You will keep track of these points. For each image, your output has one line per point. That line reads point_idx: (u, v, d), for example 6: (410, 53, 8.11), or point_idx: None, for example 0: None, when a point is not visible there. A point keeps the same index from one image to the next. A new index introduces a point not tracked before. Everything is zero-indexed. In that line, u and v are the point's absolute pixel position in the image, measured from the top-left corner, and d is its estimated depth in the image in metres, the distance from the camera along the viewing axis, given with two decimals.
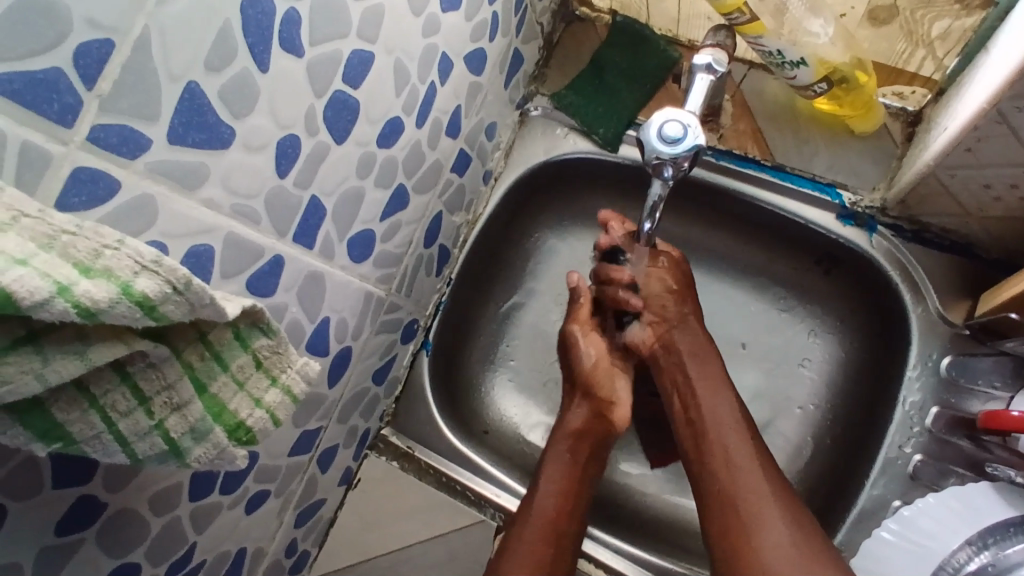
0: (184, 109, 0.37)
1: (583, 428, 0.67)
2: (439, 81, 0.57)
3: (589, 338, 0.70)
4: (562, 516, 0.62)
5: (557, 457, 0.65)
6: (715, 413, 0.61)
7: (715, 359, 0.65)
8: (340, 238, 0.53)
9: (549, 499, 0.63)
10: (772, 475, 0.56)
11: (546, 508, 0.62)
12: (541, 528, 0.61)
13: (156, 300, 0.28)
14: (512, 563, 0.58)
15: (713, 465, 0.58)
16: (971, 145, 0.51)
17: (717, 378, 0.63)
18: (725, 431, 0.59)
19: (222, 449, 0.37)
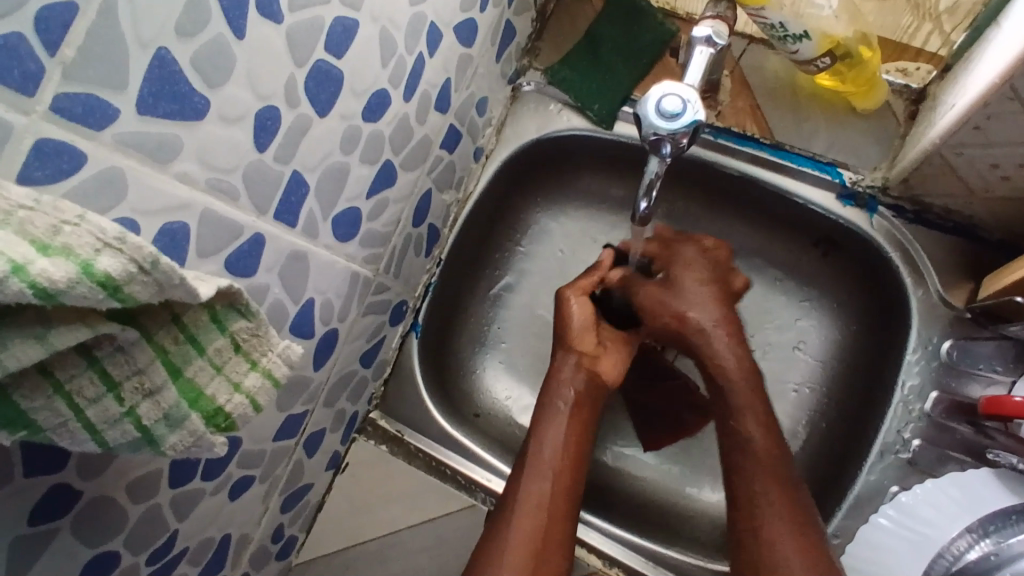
0: (154, 77, 0.34)
1: (572, 378, 0.63)
2: (428, 53, 0.55)
3: (580, 303, 0.67)
4: (561, 466, 0.59)
5: (551, 406, 0.61)
6: (755, 463, 0.58)
7: (758, 405, 0.61)
8: (324, 217, 0.51)
9: (547, 449, 0.59)
10: (805, 517, 0.55)
11: (543, 461, 0.59)
12: (541, 480, 0.58)
13: (120, 280, 0.26)
14: (512, 519, 0.56)
15: (745, 519, 0.56)
16: (981, 122, 0.49)
17: (757, 424, 0.60)
18: (761, 482, 0.57)
19: (200, 436, 0.35)
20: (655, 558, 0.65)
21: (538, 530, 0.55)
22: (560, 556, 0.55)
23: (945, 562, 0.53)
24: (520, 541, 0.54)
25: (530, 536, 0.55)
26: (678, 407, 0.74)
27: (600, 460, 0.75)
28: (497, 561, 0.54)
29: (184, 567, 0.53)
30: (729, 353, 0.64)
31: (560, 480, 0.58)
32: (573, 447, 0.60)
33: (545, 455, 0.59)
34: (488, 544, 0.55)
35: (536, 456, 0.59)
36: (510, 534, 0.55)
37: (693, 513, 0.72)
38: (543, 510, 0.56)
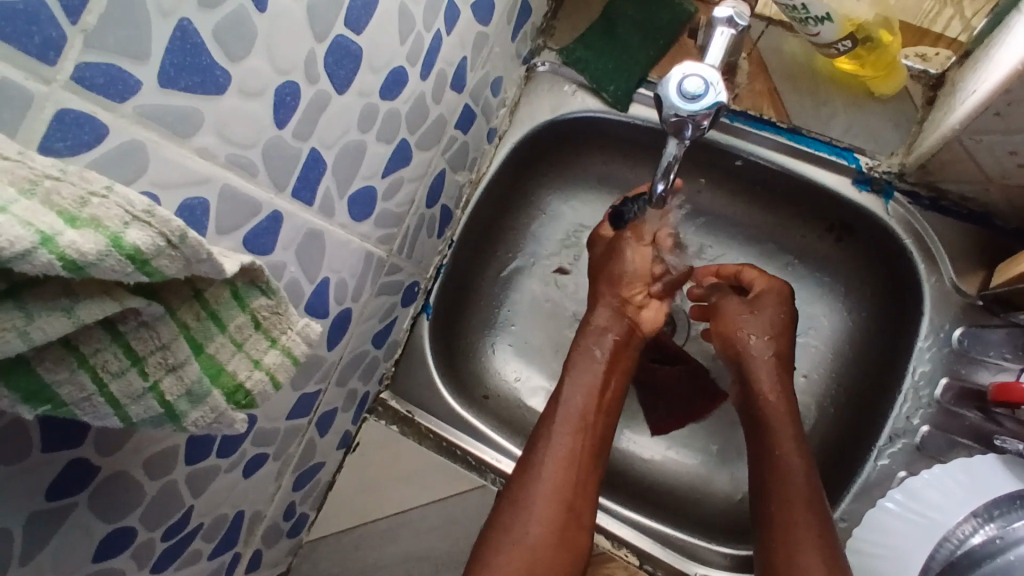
0: (175, 48, 0.34)
1: (611, 325, 0.64)
2: (445, 30, 0.54)
3: (637, 249, 0.66)
4: (591, 413, 0.60)
5: (587, 353, 0.63)
6: (788, 490, 0.58)
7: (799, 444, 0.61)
8: (340, 195, 0.51)
9: (579, 397, 0.60)
10: (824, 527, 0.56)
11: (576, 409, 0.60)
12: (573, 427, 0.59)
13: (149, 254, 0.26)
14: (543, 463, 0.57)
15: (778, 546, 0.56)
16: (1002, 109, 0.49)
17: (796, 458, 0.60)
18: (794, 511, 0.57)
19: (221, 412, 0.35)
20: (662, 539, 0.65)
21: (567, 478, 0.57)
22: (585, 505, 0.57)
23: (948, 546, 0.54)
24: (549, 490, 0.56)
25: (559, 484, 0.56)
26: (686, 393, 0.74)
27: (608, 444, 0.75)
28: (526, 508, 0.56)
29: (198, 544, 0.54)
30: (770, 388, 0.64)
31: (591, 429, 0.59)
32: (605, 398, 0.61)
33: (578, 403, 0.60)
34: (517, 492, 0.57)
35: (569, 404, 0.60)
36: (538, 480, 0.57)
37: (700, 496, 0.72)
38: (574, 458, 0.58)
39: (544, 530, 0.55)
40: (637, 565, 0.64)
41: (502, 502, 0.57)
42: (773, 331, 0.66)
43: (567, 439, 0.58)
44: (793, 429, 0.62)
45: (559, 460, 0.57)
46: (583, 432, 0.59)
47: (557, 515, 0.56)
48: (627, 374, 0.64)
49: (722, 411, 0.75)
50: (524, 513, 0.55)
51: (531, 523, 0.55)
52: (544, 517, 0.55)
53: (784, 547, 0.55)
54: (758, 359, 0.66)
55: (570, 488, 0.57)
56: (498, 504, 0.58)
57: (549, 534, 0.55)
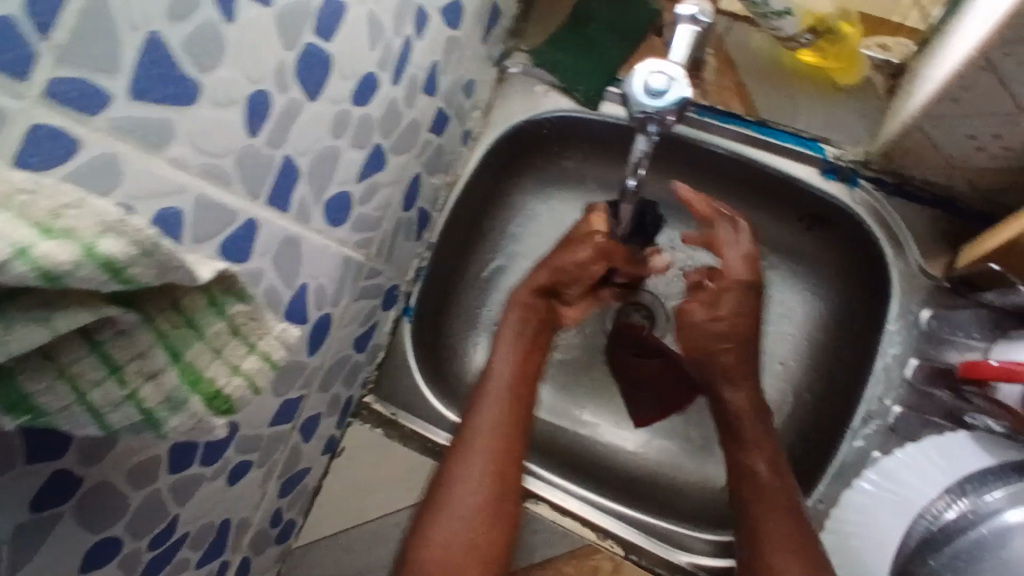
0: (146, 61, 0.34)
1: (531, 307, 0.68)
2: (415, 35, 0.55)
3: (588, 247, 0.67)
4: (513, 380, 0.64)
5: (510, 328, 0.67)
6: (762, 492, 0.59)
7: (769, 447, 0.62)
8: (316, 201, 0.51)
9: (503, 378, 0.64)
10: (799, 524, 0.57)
11: (501, 389, 0.63)
12: (500, 407, 0.62)
13: (123, 263, 0.27)
14: (472, 430, 0.61)
15: (758, 550, 0.57)
16: (958, 95, 0.51)
17: (764, 462, 0.61)
18: (767, 509, 0.58)
19: (200, 418, 0.36)
20: (649, 530, 0.66)
21: (495, 441, 0.60)
22: (515, 482, 0.60)
23: (924, 522, 0.56)
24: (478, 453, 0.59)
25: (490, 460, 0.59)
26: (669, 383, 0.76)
27: (591, 437, 0.76)
28: (459, 485, 0.58)
29: (185, 552, 0.54)
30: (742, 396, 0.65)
31: (515, 408, 0.62)
32: (526, 378, 0.65)
33: (499, 384, 0.64)
34: (450, 472, 0.59)
35: (497, 386, 0.63)
36: (471, 457, 0.59)
37: (684, 484, 0.73)
38: (500, 421, 0.61)
39: (478, 506, 0.57)
40: (623, 555, 0.66)
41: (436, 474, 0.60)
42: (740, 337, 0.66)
43: (493, 405, 0.62)
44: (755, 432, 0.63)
45: (486, 425, 0.61)
46: (509, 412, 0.62)
47: (489, 491, 0.58)
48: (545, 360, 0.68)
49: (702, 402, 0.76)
50: (457, 490, 0.57)
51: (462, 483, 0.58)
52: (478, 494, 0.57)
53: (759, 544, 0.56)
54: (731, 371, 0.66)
55: (500, 465, 0.59)
56: (433, 478, 0.60)
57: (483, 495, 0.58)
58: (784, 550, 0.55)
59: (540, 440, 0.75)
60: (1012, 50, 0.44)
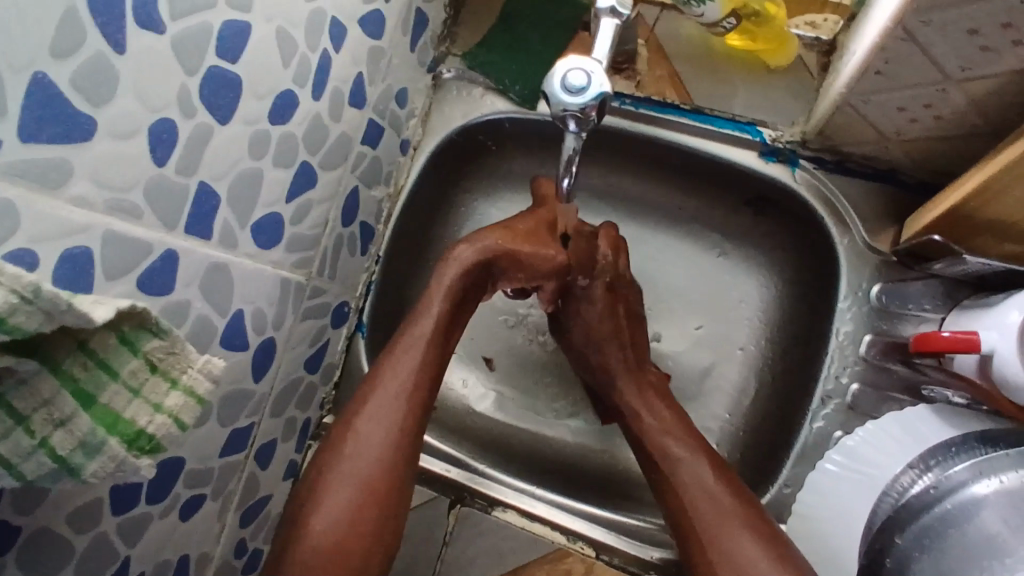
0: (31, 100, 0.33)
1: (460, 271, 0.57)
2: (333, 49, 0.54)
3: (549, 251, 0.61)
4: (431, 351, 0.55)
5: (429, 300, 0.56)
6: (678, 467, 0.58)
7: (683, 425, 0.62)
8: (242, 226, 0.50)
9: (404, 366, 0.54)
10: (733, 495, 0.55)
11: (399, 378, 0.53)
12: (394, 399, 0.52)
13: (3, 311, 0.27)
14: (375, 401, 0.52)
15: (697, 531, 0.55)
16: (882, 67, 0.51)
17: (668, 434, 0.61)
18: (695, 480, 0.56)
19: (122, 460, 0.35)
20: (617, 527, 0.65)
21: (398, 418, 0.52)
22: (402, 489, 0.51)
23: (889, 499, 0.55)
24: (376, 430, 0.51)
25: (370, 465, 0.50)
26: None
27: (558, 438, 0.75)
28: (329, 493, 0.50)
29: None
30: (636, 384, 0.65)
31: (414, 399, 0.53)
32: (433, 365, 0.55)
33: (400, 373, 0.53)
34: (322, 476, 0.50)
35: (396, 379, 0.53)
36: (347, 462, 0.50)
37: None
38: (409, 395, 0.53)
39: (348, 522, 0.49)
40: (595, 555, 0.64)
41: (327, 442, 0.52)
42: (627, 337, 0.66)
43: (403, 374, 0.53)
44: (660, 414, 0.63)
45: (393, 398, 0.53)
46: (406, 408, 0.53)
47: (365, 502, 0.50)
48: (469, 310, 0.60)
49: None
50: (325, 501, 0.49)
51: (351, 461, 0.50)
52: (350, 508, 0.49)
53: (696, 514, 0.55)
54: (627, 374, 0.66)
55: (382, 472, 0.50)
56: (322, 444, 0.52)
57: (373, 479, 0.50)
58: (722, 525, 0.53)
59: (509, 446, 0.75)
60: (929, 18, 0.44)
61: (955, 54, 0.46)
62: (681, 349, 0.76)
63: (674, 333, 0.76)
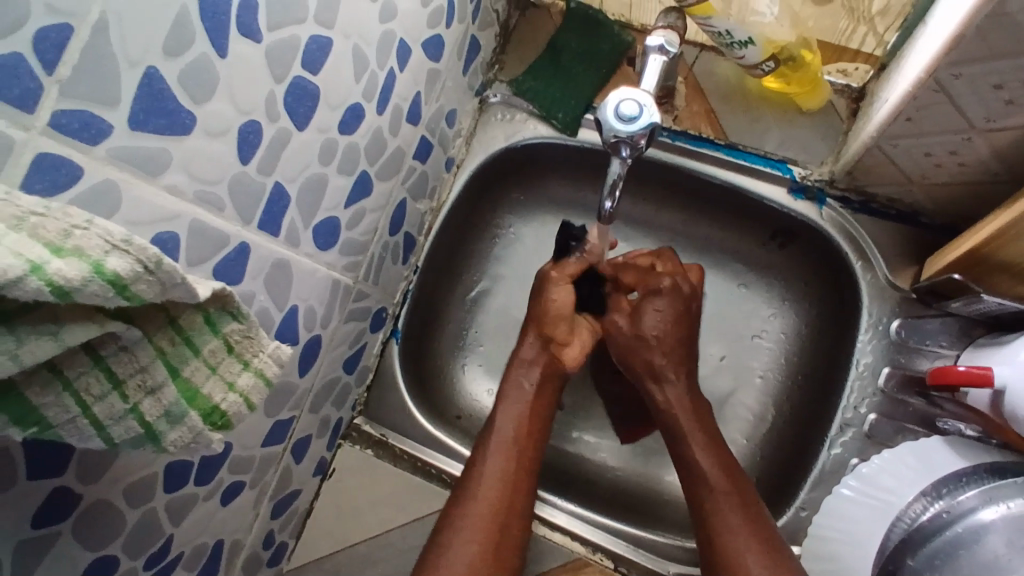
0: (143, 94, 0.36)
1: (535, 357, 0.68)
2: (398, 67, 0.58)
3: (562, 288, 0.69)
4: (524, 439, 0.63)
5: (516, 386, 0.66)
6: (718, 498, 0.59)
7: (716, 441, 0.64)
8: (305, 226, 0.53)
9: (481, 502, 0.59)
10: (763, 534, 0.57)
11: (481, 515, 0.59)
12: (504, 455, 0.62)
13: (128, 279, 0.28)
14: (480, 484, 0.60)
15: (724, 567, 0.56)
16: (912, 114, 0.54)
17: (709, 460, 0.62)
18: (724, 494, 0.59)
19: (199, 432, 0.37)
20: (636, 541, 0.67)
21: (502, 499, 0.60)
22: (512, 550, 0.59)
23: (902, 525, 0.57)
24: (483, 510, 0.59)
25: (478, 558, 0.57)
26: None
27: (579, 455, 0.78)
28: (447, 556, 0.57)
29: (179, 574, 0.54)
30: (677, 395, 0.67)
31: (513, 478, 0.61)
32: (509, 501, 0.60)
33: (479, 511, 0.59)
34: (436, 547, 0.58)
35: (493, 469, 0.61)
36: (473, 506, 0.59)
37: (669, 497, 0.75)
38: (507, 480, 0.61)
39: (474, 559, 0.57)
40: (612, 567, 0.66)
41: (439, 526, 0.59)
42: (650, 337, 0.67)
43: (500, 462, 0.62)
44: (703, 429, 0.64)
45: (495, 481, 0.61)
46: (488, 544, 0.58)
47: (487, 561, 0.57)
48: (550, 417, 0.67)
49: None
50: (449, 554, 0.57)
51: (466, 537, 0.57)
52: None
53: (714, 519, 0.58)
54: (664, 367, 0.67)
55: (502, 519, 0.59)
56: (435, 529, 0.60)
57: (484, 554, 0.57)
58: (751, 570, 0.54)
59: None
60: (959, 71, 0.48)
61: (981, 106, 0.50)
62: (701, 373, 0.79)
63: None
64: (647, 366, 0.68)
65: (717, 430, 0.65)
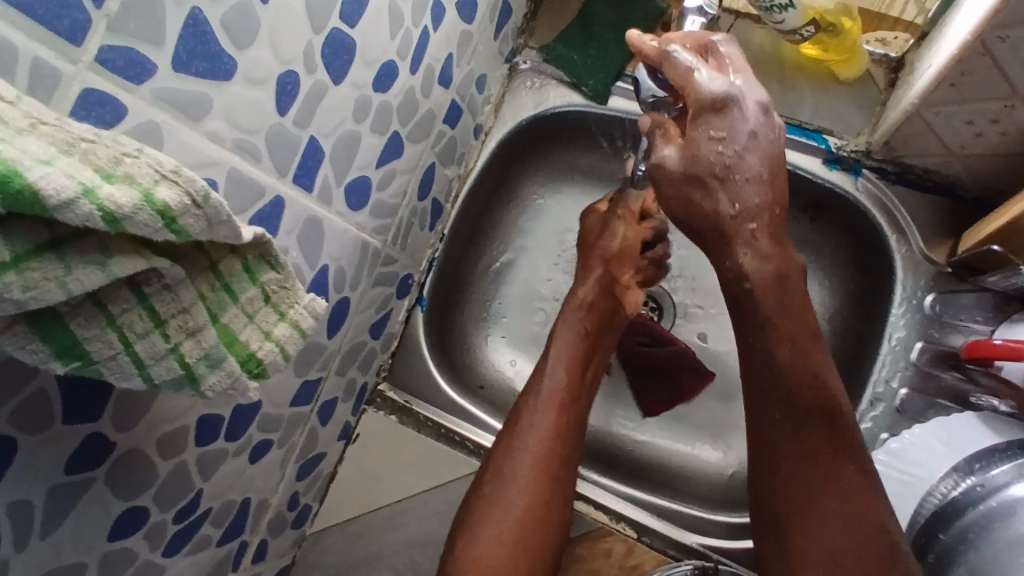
0: (187, 35, 0.36)
1: (592, 301, 0.67)
2: (432, 26, 0.57)
3: (625, 229, 0.70)
4: (574, 385, 0.63)
5: (569, 331, 0.65)
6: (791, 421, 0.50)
7: (804, 323, 0.52)
8: (337, 184, 0.53)
9: (531, 452, 0.59)
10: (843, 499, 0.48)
11: (531, 463, 0.58)
12: (554, 403, 0.61)
13: (176, 211, 0.28)
14: (529, 431, 0.60)
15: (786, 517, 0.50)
16: (955, 80, 0.52)
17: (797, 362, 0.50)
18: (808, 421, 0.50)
19: (237, 378, 0.36)
20: (660, 512, 0.67)
21: (551, 447, 0.59)
22: (560, 498, 0.59)
23: (933, 500, 0.56)
24: (533, 457, 0.59)
25: (526, 507, 0.57)
26: (675, 372, 0.77)
27: (599, 426, 0.77)
28: (495, 503, 0.57)
29: (207, 529, 0.55)
30: (766, 270, 0.52)
31: (562, 426, 0.61)
32: (560, 452, 0.60)
33: (530, 462, 0.58)
34: (484, 492, 0.58)
35: (543, 417, 0.60)
36: (521, 454, 0.59)
37: (691, 467, 0.74)
38: (557, 428, 0.60)
39: (524, 506, 0.57)
40: (636, 538, 0.66)
41: (487, 471, 0.60)
42: (709, 182, 0.52)
43: (551, 409, 0.61)
44: (785, 317, 0.51)
45: (546, 428, 0.60)
46: (539, 496, 0.58)
47: (535, 509, 0.57)
48: (601, 363, 0.67)
49: (710, 392, 0.77)
50: (498, 501, 0.57)
51: (516, 484, 0.58)
52: (512, 539, 0.55)
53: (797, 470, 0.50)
54: (739, 227, 0.52)
55: (551, 467, 0.59)
56: (482, 475, 0.60)
57: (532, 502, 0.57)
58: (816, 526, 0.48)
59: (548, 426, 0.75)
60: (1008, 33, 0.46)
61: None
62: (725, 348, 0.78)
63: (718, 334, 0.78)
64: (708, 223, 0.53)
65: (820, 339, 0.52)
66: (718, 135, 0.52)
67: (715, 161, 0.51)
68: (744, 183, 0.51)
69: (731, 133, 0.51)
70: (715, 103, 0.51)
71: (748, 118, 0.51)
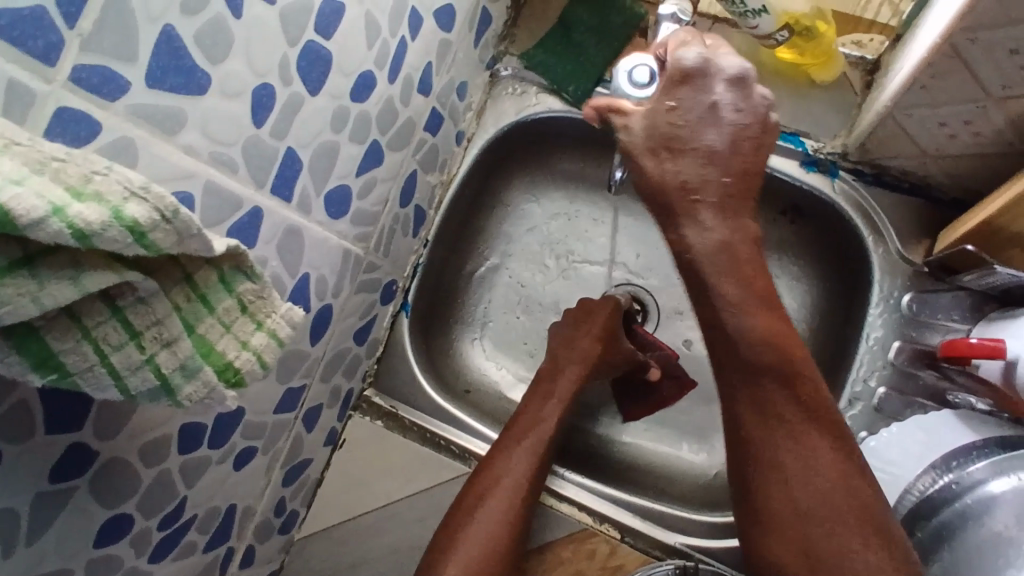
0: (161, 51, 0.37)
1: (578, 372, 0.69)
2: (410, 36, 0.58)
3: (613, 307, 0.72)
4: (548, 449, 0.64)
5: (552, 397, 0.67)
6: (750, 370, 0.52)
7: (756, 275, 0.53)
8: (317, 193, 0.53)
9: (501, 504, 0.59)
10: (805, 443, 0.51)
11: (499, 513, 0.58)
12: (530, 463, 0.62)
13: (146, 226, 0.28)
14: (503, 483, 0.60)
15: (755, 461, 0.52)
16: (926, 82, 0.53)
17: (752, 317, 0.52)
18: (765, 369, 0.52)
19: (213, 388, 0.37)
20: (642, 512, 0.68)
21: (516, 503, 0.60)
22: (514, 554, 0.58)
23: (912, 497, 0.58)
24: (501, 510, 0.59)
25: (484, 555, 0.56)
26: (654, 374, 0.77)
27: (582, 427, 0.78)
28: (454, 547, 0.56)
29: (193, 536, 0.55)
30: (713, 241, 0.52)
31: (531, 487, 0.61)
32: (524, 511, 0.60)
33: (498, 513, 0.58)
34: (445, 536, 0.57)
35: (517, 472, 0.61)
36: (492, 502, 0.59)
37: (674, 467, 0.75)
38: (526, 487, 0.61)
39: (483, 553, 0.56)
40: (619, 538, 0.67)
41: (451, 517, 0.59)
42: (661, 150, 0.52)
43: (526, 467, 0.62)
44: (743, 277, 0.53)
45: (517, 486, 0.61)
46: (497, 547, 0.57)
47: (493, 558, 0.56)
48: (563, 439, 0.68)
49: (693, 393, 0.78)
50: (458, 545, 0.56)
51: (480, 530, 0.57)
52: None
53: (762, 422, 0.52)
54: (684, 201, 0.52)
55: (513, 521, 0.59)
56: (444, 520, 0.59)
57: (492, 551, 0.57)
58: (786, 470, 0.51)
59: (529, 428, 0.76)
60: (975, 36, 0.47)
61: (996, 71, 0.49)
62: None
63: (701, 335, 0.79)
64: (657, 194, 0.53)
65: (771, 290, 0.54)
66: (675, 105, 0.52)
67: (668, 129, 0.52)
68: (693, 154, 0.52)
69: (689, 102, 0.51)
70: (682, 74, 0.52)
71: (719, 89, 0.51)
